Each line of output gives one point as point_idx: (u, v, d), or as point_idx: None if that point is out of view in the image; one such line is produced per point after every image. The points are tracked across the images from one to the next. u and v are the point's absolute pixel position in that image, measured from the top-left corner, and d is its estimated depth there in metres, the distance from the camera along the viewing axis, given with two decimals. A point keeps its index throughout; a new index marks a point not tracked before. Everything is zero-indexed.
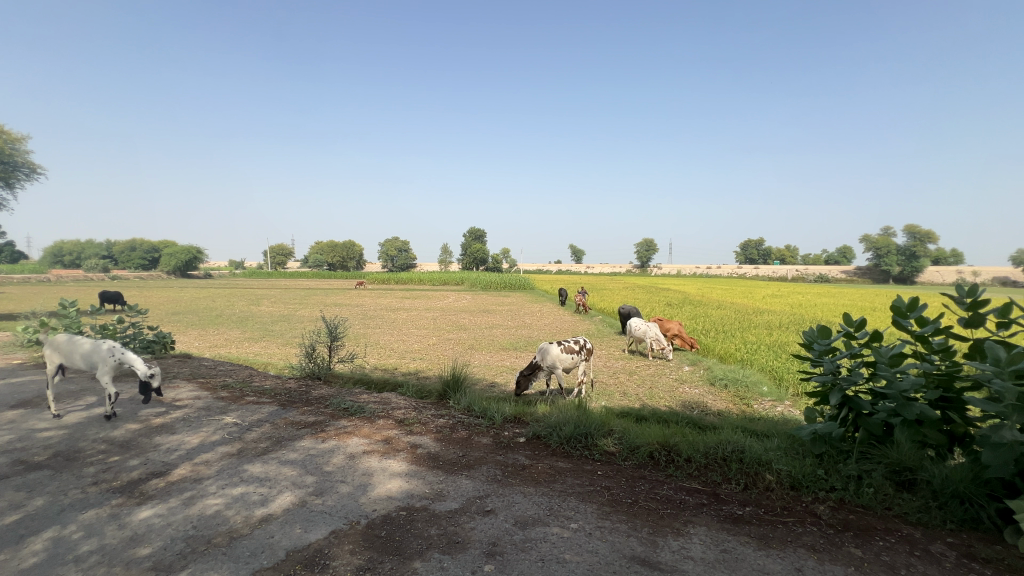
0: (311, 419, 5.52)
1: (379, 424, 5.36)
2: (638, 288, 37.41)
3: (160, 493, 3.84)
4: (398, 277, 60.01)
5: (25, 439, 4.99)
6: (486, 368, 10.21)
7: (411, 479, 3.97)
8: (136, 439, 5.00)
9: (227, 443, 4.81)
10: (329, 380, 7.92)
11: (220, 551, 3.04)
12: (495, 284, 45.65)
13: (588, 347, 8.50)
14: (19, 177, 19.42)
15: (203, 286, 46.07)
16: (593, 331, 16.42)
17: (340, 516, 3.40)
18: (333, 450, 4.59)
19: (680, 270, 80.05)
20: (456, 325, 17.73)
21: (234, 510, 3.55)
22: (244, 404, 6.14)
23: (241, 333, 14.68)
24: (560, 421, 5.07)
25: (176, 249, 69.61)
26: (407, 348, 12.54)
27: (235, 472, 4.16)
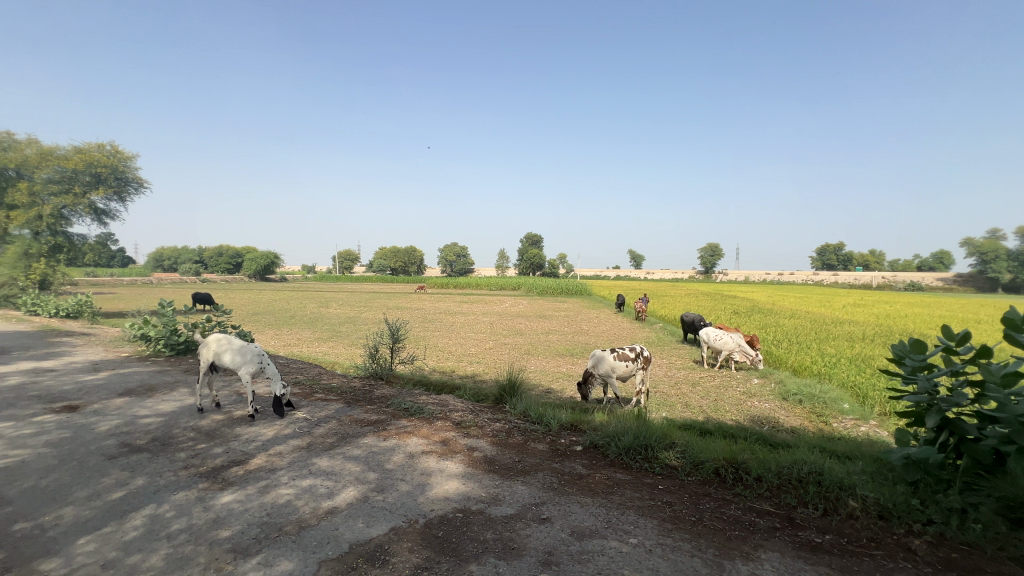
0: (374, 417, 5.75)
1: (437, 425, 5.48)
2: (701, 295, 35.64)
3: (239, 480, 4.15)
4: (456, 282, 61.32)
5: (130, 424, 5.59)
6: (542, 374, 10.14)
7: (468, 481, 4.02)
8: (219, 429, 5.44)
9: (298, 437, 5.10)
10: (390, 381, 8.19)
11: (290, 539, 3.22)
12: (552, 289, 45.45)
13: (646, 355, 8.18)
14: (129, 193, 21.89)
15: (280, 290, 49.57)
16: (653, 339, 15.87)
17: (399, 514, 3.50)
18: (394, 449, 4.73)
19: (747, 276, 75.66)
20: (512, 329, 17.83)
21: (303, 501, 3.75)
22: (313, 400, 6.51)
23: (312, 333, 15.62)
24: (618, 431, 4.91)
25: (257, 255, 75.51)
26: (464, 352, 12.74)
27: (305, 464, 4.41)
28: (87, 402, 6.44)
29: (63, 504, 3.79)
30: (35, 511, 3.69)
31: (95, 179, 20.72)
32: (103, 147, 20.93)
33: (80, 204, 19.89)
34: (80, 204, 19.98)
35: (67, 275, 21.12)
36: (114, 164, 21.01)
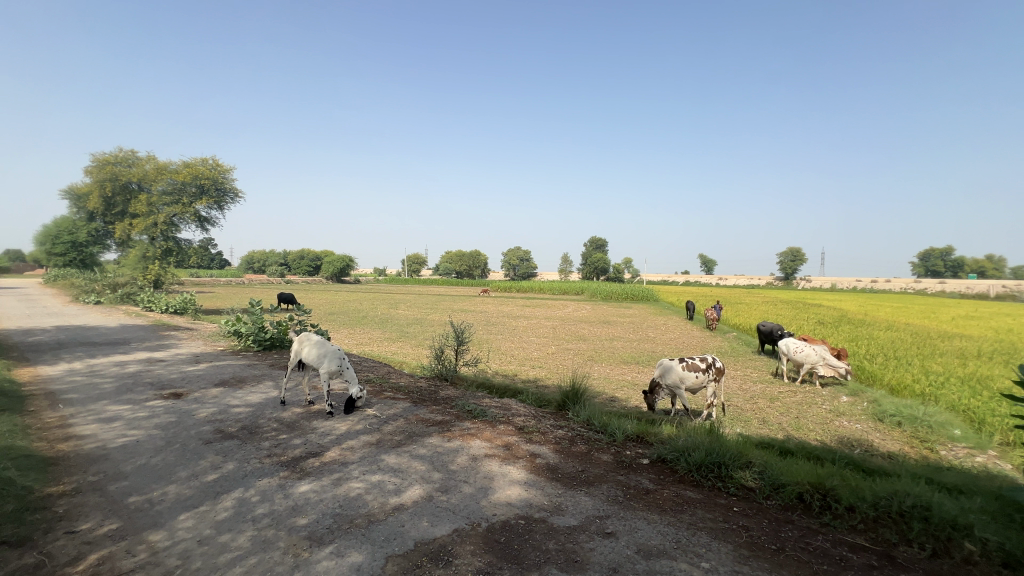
0: (438, 418, 5.89)
1: (500, 429, 5.51)
2: (781, 303, 33.11)
3: (315, 471, 4.40)
4: (519, 285, 61.74)
5: (223, 412, 6.14)
6: (606, 381, 9.91)
7: (530, 488, 3.98)
8: (299, 421, 5.82)
9: (368, 433, 5.34)
10: (455, 382, 8.37)
11: (360, 532, 3.36)
12: (616, 294, 44.44)
13: (718, 366, 7.72)
14: (227, 202, 24.18)
15: (354, 292, 52.51)
16: (726, 349, 14.99)
17: (463, 516, 3.54)
18: (458, 450, 4.81)
19: (834, 283, 69.53)
20: (575, 335, 17.58)
21: (372, 495, 3.90)
22: (382, 398, 6.79)
23: (382, 334, 16.37)
24: (688, 446, 4.66)
25: (334, 258, 80.65)
26: (526, 356, 12.75)
27: (374, 460, 4.60)
28: (189, 390, 7.17)
29: (168, 482, 4.22)
30: (146, 487, 4.14)
31: (200, 190, 23.09)
32: (207, 161, 23.28)
33: (187, 213, 22.27)
34: (187, 212, 22.36)
35: (176, 276, 23.74)
36: (215, 177, 23.29)
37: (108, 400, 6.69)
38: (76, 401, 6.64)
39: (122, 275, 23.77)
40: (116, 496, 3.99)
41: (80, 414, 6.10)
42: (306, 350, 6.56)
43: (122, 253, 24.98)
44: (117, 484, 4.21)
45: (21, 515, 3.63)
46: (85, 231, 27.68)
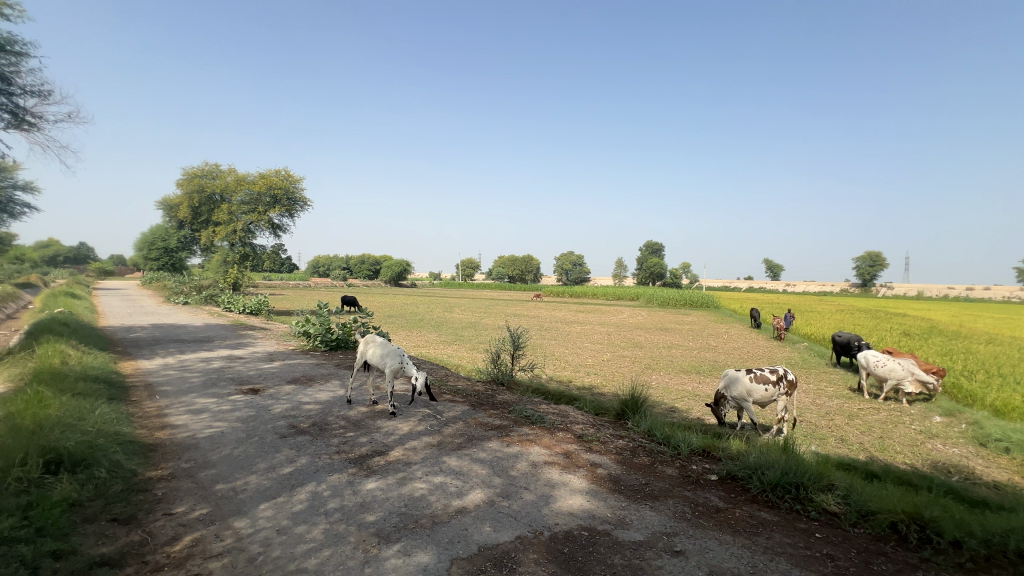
0: (497, 422, 5.93)
1: (558, 436, 5.46)
2: (859, 312, 30.55)
3: (381, 469, 4.56)
4: (572, 290, 61.26)
5: (296, 409, 6.51)
6: (666, 391, 9.57)
7: (593, 499, 3.90)
8: (364, 420, 6.07)
9: (430, 434, 5.47)
10: (511, 387, 8.40)
11: (425, 532, 3.43)
12: (674, 300, 43.00)
13: (790, 378, 7.25)
14: (298, 211, 25.74)
15: (412, 295, 54.29)
16: (796, 360, 14.06)
17: (525, 523, 3.53)
18: (517, 456, 4.81)
19: (921, 290, 63.38)
20: (631, 342, 17.15)
21: (436, 497, 3.99)
22: (442, 401, 6.93)
23: (439, 337, 16.76)
24: (761, 463, 4.38)
25: (392, 263, 83.85)
26: (581, 362, 12.60)
27: (436, 462, 4.70)
28: (265, 386, 7.68)
29: (249, 472, 4.53)
30: (230, 476, 4.46)
31: (273, 200, 24.73)
32: (280, 173, 24.90)
33: (262, 220, 23.94)
34: (262, 220, 24.05)
35: (252, 279, 25.61)
36: (287, 187, 24.85)
37: (196, 393, 7.30)
38: (169, 393, 7.30)
39: (206, 278, 25.99)
40: (206, 482, 4.34)
41: (174, 405, 6.69)
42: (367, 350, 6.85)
43: (206, 257, 27.30)
44: (206, 472, 4.57)
45: (128, 496, 4.03)
46: (176, 238, 30.56)
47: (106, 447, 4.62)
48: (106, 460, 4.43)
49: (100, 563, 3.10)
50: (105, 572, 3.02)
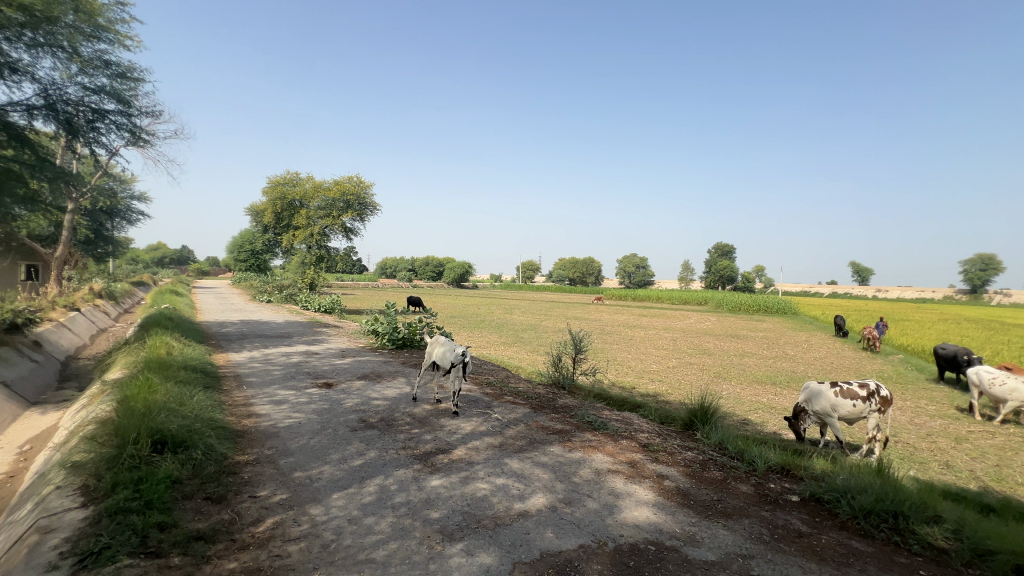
0: (559, 427, 5.86)
1: (622, 444, 5.29)
2: (967, 322, 27.12)
3: (445, 467, 4.65)
4: (635, 293, 59.67)
5: (365, 404, 6.82)
6: (737, 402, 9.02)
7: (660, 512, 3.74)
8: (429, 418, 6.24)
9: (492, 435, 5.51)
10: (572, 391, 8.28)
11: (488, 533, 3.44)
12: (746, 306, 40.52)
13: (884, 395, 6.56)
14: (368, 215, 27.14)
15: (474, 296, 55.35)
16: (889, 373, 12.73)
17: (588, 532, 3.44)
18: (580, 462, 4.72)
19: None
20: (699, 348, 16.36)
21: (498, 498, 4.00)
22: (503, 402, 6.98)
23: (500, 338, 16.93)
24: (852, 487, 3.98)
25: (455, 265, 86.12)
26: (645, 368, 12.19)
27: (498, 463, 4.72)
28: (338, 381, 8.12)
29: (323, 463, 4.79)
30: (306, 465, 4.75)
31: (346, 205, 26.29)
32: (352, 179, 26.38)
33: (336, 224, 25.47)
34: (336, 224, 25.60)
35: (327, 279, 27.30)
36: (359, 193, 26.31)
37: (278, 385, 7.87)
38: (255, 385, 7.93)
39: (287, 278, 28.06)
40: (286, 469, 4.65)
41: (259, 395, 7.26)
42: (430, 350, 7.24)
43: (287, 259, 29.48)
44: (286, 459, 4.90)
45: (220, 477, 4.41)
46: (262, 241, 33.29)
47: (202, 431, 5.09)
48: (202, 443, 4.88)
49: (196, 537, 3.40)
50: (200, 545, 3.31)
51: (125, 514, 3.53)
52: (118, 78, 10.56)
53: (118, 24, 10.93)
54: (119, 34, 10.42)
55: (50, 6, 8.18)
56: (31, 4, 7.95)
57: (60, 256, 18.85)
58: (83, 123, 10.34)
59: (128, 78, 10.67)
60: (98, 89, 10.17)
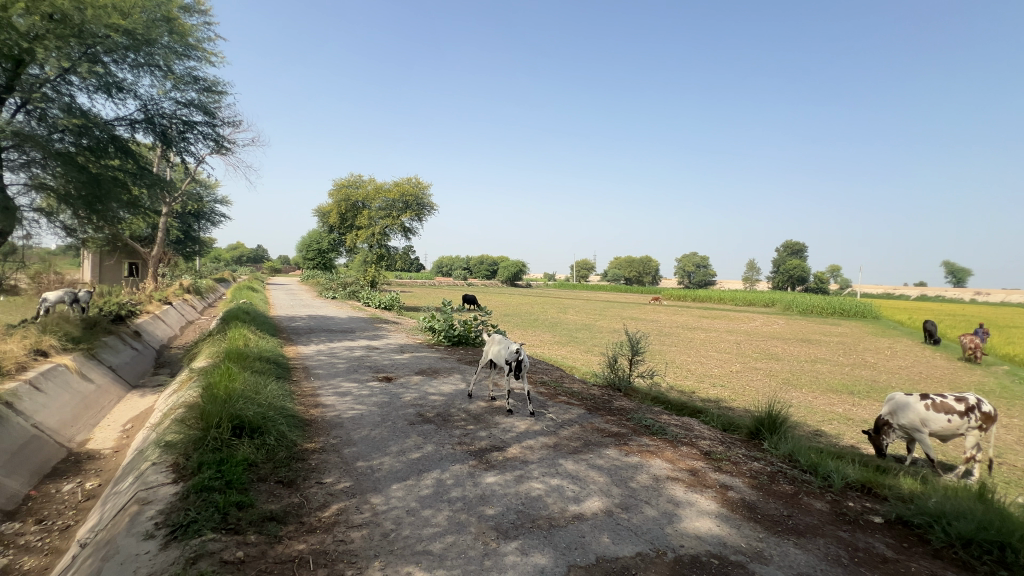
0: (615, 430, 5.73)
1: (682, 451, 5.08)
2: None
3: (499, 465, 4.68)
4: (694, 294, 57.30)
5: (423, 398, 7.02)
6: (809, 411, 8.42)
7: (724, 524, 3.55)
8: (483, 414, 6.31)
9: (546, 435, 5.48)
10: (628, 393, 8.07)
11: (542, 533, 3.43)
12: (819, 308, 37.73)
13: (986, 410, 5.86)
14: (426, 215, 27.93)
15: (528, 295, 55.43)
16: (990, 386, 11.37)
17: (646, 540, 3.33)
18: (637, 467, 4.59)
19: None
20: (766, 353, 15.42)
21: (553, 499, 3.96)
22: (558, 402, 6.92)
23: (554, 337, 16.85)
24: (948, 511, 3.58)
25: (510, 264, 86.81)
26: (705, 372, 11.67)
27: (553, 463, 4.68)
28: (397, 376, 8.42)
29: (383, 454, 4.98)
30: (368, 455, 4.95)
31: (405, 205, 27.24)
32: (411, 181, 27.27)
33: (395, 224, 26.43)
34: (396, 224, 26.56)
35: (387, 277, 28.42)
36: (417, 193, 27.17)
37: (342, 378, 8.28)
38: (321, 376, 8.39)
39: (350, 276, 29.50)
40: (349, 459, 4.87)
41: (325, 387, 7.68)
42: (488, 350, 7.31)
43: (351, 258, 30.98)
44: (350, 449, 5.14)
45: (290, 463, 4.70)
46: (328, 241, 35.21)
47: (275, 418, 5.45)
48: (275, 429, 5.22)
49: (270, 517, 3.65)
50: (273, 526, 3.54)
51: (210, 492, 3.84)
52: (205, 91, 11.51)
53: (205, 42, 11.90)
54: (206, 51, 11.35)
55: (149, 30, 9.06)
56: (135, 29, 8.87)
57: (156, 255, 20.91)
58: (175, 134, 11.38)
59: (213, 92, 11.63)
60: (188, 103, 11.16)
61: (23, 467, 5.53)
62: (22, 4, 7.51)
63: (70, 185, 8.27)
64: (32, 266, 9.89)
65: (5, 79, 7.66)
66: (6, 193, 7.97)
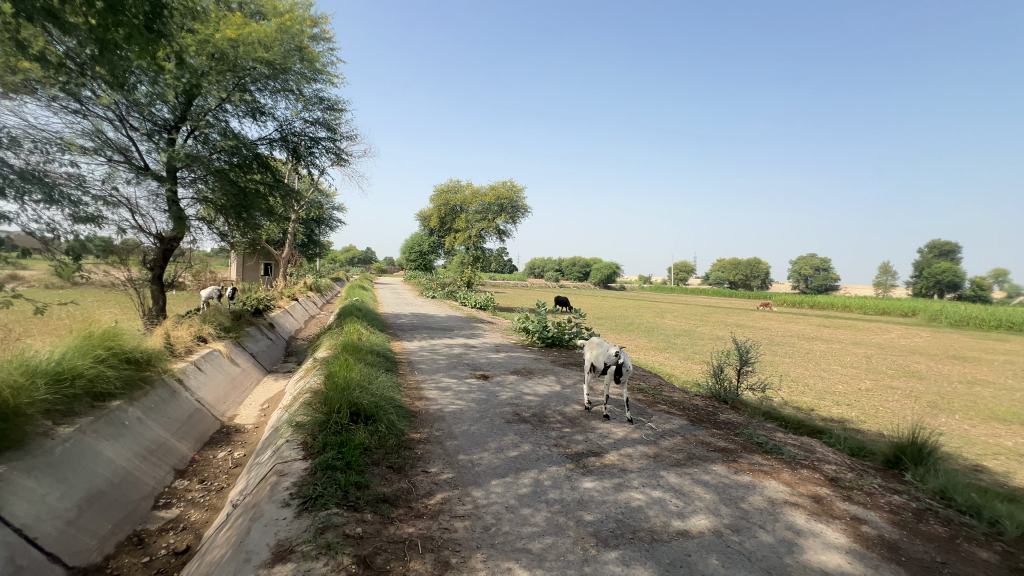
0: (722, 445, 5.35)
1: (802, 474, 4.58)
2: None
3: (597, 470, 4.61)
4: (812, 300, 51.58)
5: (518, 398, 7.15)
6: (964, 442, 7.14)
7: (857, 562, 3.14)
8: (579, 418, 6.26)
9: (646, 444, 5.28)
10: (735, 406, 7.48)
11: (644, 546, 3.31)
12: (978, 321, 31.82)
13: None
14: (519, 218, 28.51)
15: (622, 298, 53.89)
16: None
17: (762, 568, 3.06)
18: (749, 488, 4.24)
19: None
20: (905, 370, 13.37)
21: (655, 512, 3.81)
22: (657, 411, 6.64)
23: (650, 343, 16.19)
24: None
25: (602, 266, 85.29)
26: (827, 388, 10.44)
27: (654, 474, 4.50)
28: (493, 374, 8.67)
29: (483, 449, 5.16)
30: (469, 449, 5.17)
31: (500, 209, 28.03)
32: (506, 184, 28.13)
33: (491, 228, 27.31)
34: (491, 227, 27.43)
35: (482, 278, 29.48)
36: (511, 197, 27.96)
37: (443, 373, 8.74)
38: (424, 371, 8.93)
39: (448, 276, 31.06)
40: (451, 451, 5.12)
41: (428, 381, 8.15)
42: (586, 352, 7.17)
43: (449, 259, 32.58)
44: (451, 442, 5.40)
45: (399, 450, 5.06)
46: (428, 244, 37.40)
47: (386, 408, 5.91)
48: (386, 418, 5.66)
49: (383, 499, 3.96)
50: (386, 507, 3.84)
51: (333, 471, 4.28)
52: (329, 110, 12.82)
53: (330, 66, 13.23)
54: (331, 74, 12.63)
55: (286, 60, 10.30)
56: (275, 60, 10.15)
57: (287, 256, 23.81)
58: (304, 149, 12.84)
59: (334, 110, 12.95)
60: (315, 121, 12.54)
61: (190, 434, 6.62)
62: (194, 47, 9.03)
63: (225, 197, 9.72)
64: (195, 266, 11.77)
65: (181, 110, 9.24)
66: (179, 205, 9.58)
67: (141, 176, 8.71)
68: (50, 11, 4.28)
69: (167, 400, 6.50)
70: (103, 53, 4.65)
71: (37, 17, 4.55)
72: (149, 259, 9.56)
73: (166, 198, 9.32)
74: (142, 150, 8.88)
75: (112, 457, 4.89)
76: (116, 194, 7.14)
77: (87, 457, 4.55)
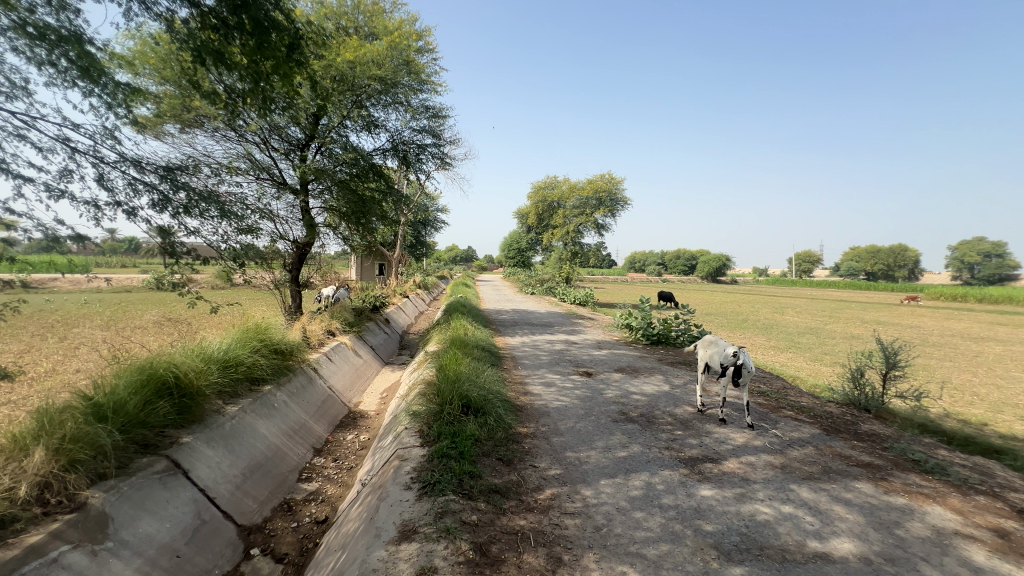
0: (866, 460, 4.67)
1: (979, 502, 3.83)
2: None
3: (716, 478, 4.30)
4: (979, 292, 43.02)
5: (624, 397, 6.95)
6: None
7: None
8: (692, 421, 5.90)
9: (771, 454, 4.81)
10: (881, 416, 6.49)
11: (775, 566, 3.01)
12: None
13: None
14: (619, 211, 27.60)
15: (734, 292, 49.75)
16: None
17: None
18: (905, 512, 3.65)
19: None
20: None
21: (786, 529, 3.44)
22: (783, 417, 6.01)
23: (770, 341, 14.72)
24: None
25: (710, 258, 79.74)
26: (1007, 399, 8.60)
27: (783, 487, 4.07)
28: (597, 372, 8.53)
29: (590, 447, 5.10)
30: (575, 447, 5.13)
31: (598, 202, 26.95)
32: (605, 177, 27.32)
33: (589, 222, 26.86)
34: (590, 221, 26.91)
35: (581, 274, 29.15)
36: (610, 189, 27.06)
37: (546, 369, 8.80)
38: (527, 367, 9.08)
39: (548, 273, 31.20)
40: (558, 447, 5.13)
41: (531, 377, 8.27)
42: (699, 350, 6.70)
43: (547, 255, 32.74)
44: (558, 438, 5.42)
45: (507, 443, 5.20)
46: (527, 240, 37.90)
47: (493, 401, 6.10)
48: (494, 411, 5.85)
49: (495, 490, 4.10)
50: (498, 498, 3.96)
51: (447, 459, 4.54)
52: (434, 118, 13.54)
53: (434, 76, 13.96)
54: (435, 84, 13.32)
55: (395, 74, 11.06)
56: (386, 75, 10.96)
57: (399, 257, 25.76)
58: (413, 156, 13.72)
59: (439, 117, 13.65)
60: (421, 129, 13.33)
61: (324, 417, 7.45)
62: (320, 72, 10.11)
63: (347, 205, 10.69)
64: (324, 267, 13.23)
65: (311, 130, 10.42)
66: (310, 214, 10.78)
67: (282, 190, 9.98)
68: (217, 53, 5.06)
69: (305, 386, 7.40)
70: (256, 84, 5.39)
71: (208, 62, 5.43)
72: (288, 263, 10.93)
73: (301, 208, 10.60)
74: (281, 167, 10.17)
75: (266, 434, 5.68)
76: (265, 208, 8.31)
77: (248, 433, 5.34)
